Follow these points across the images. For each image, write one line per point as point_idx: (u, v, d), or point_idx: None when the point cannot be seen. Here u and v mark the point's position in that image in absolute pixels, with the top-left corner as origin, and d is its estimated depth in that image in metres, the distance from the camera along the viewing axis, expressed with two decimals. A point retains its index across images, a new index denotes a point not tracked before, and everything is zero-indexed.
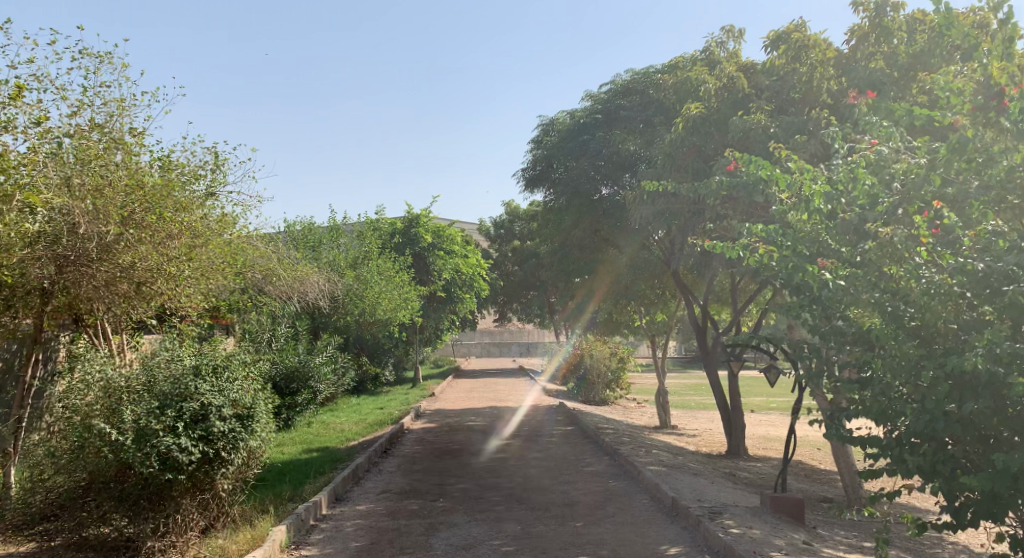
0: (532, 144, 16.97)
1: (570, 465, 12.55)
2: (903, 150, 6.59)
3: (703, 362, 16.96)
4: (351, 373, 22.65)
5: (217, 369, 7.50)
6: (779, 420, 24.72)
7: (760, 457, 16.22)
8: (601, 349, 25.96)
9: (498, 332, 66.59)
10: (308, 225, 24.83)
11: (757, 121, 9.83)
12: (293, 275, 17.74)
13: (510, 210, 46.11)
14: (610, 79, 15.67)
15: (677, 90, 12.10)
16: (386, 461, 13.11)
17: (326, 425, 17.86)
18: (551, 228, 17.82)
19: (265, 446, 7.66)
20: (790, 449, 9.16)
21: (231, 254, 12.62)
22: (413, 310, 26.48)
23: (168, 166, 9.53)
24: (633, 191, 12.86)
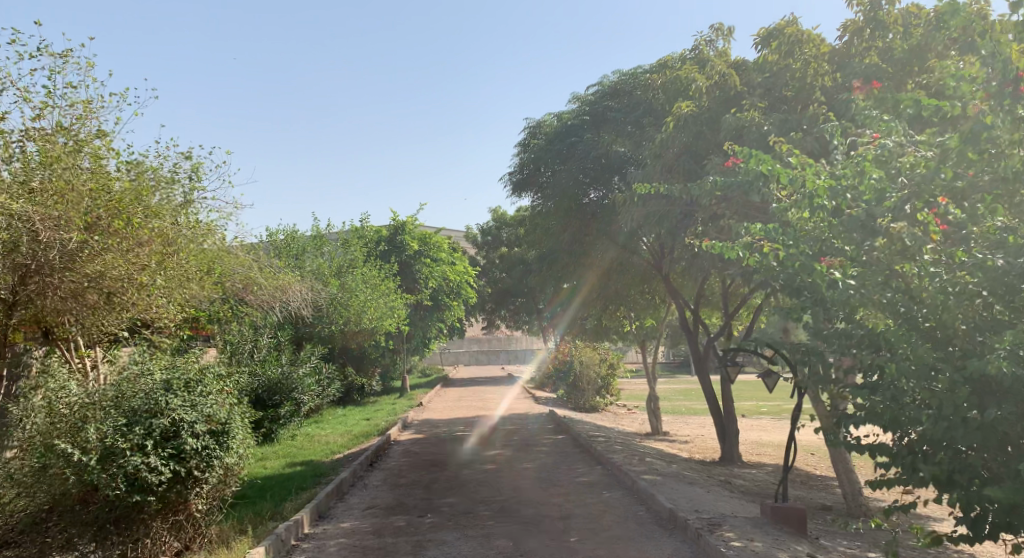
0: (519, 148, 16.65)
1: (562, 475, 12.21)
2: (906, 144, 6.31)
3: (696, 367, 16.68)
4: (337, 384, 22.24)
5: (190, 384, 7.07)
6: (771, 424, 24.47)
7: (755, 464, 15.91)
8: (589, 355, 25.63)
9: (486, 340, 66.20)
10: (291, 233, 24.43)
11: (750, 119, 9.55)
12: (275, 284, 17.55)
13: (496, 217, 45.77)
14: (597, 81, 15.38)
15: (665, 90, 11.82)
16: (371, 475, 12.73)
17: (311, 437, 17.45)
18: (538, 233, 17.51)
19: (242, 463, 7.24)
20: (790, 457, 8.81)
21: (207, 262, 12.21)
22: (399, 319, 26.11)
23: (137, 170, 9.10)
24: (622, 194, 12.57)
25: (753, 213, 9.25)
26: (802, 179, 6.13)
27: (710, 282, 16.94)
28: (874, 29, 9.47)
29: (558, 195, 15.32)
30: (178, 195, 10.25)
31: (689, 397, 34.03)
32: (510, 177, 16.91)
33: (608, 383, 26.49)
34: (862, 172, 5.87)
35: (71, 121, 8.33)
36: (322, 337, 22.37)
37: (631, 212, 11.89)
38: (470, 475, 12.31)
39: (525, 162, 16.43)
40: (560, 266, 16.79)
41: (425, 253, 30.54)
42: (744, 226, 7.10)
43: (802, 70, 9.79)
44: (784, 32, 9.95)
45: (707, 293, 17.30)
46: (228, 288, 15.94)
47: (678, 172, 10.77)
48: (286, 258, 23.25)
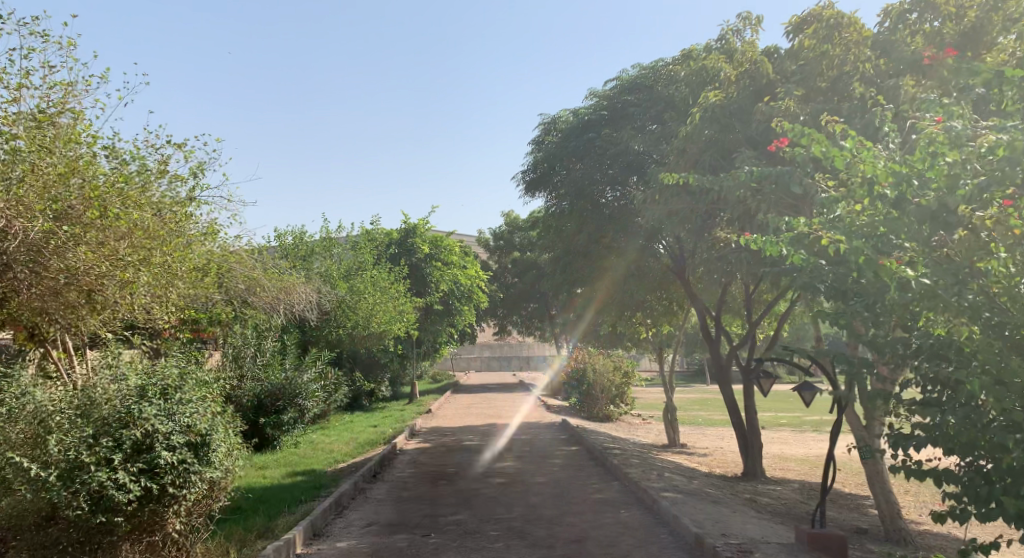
0: (533, 146, 15.96)
1: (576, 491, 11.49)
2: (975, 126, 5.66)
3: (717, 377, 15.94)
4: (344, 389, 21.56)
5: (167, 389, 6.40)
6: (792, 437, 23.65)
7: (780, 480, 15.13)
8: (603, 363, 24.85)
9: (498, 346, 65.46)
10: (300, 234, 23.83)
11: (786, 109, 8.84)
12: (277, 285, 16.83)
13: (509, 221, 45.07)
14: (616, 75, 14.62)
15: (690, 81, 11.13)
16: (375, 487, 12.07)
17: (314, 445, 16.77)
18: (552, 235, 16.80)
19: (226, 479, 6.58)
20: (829, 477, 8.06)
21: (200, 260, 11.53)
22: (409, 323, 25.42)
23: (119, 159, 8.44)
24: (643, 192, 11.87)
25: (789, 211, 8.55)
26: (863, 165, 5.58)
27: (733, 288, 16.21)
28: (928, 12, 8.78)
29: (572, 194, 14.63)
30: (165, 188, 9.60)
31: (705, 407, 33.18)
32: (522, 177, 16.21)
33: (622, 392, 25.73)
34: (934, 154, 5.29)
35: (47, 104, 7.70)
36: (329, 341, 21.74)
37: (653, 211, 11.20)
38: (477, 490, 11.63)
39: (539, 160, 15.74)
40: (576, 269, 16.11)
41: (436, 257, 29.88)
42: (789, 221, 6.42)
43: (843, 56, 9.12)
44: (822, 17, 9.22)
45: (729, 299, 16.58)
46: (228, 288, 15.26)
47: (703, 167, 10.07)
48: (294, 260, 22.65)
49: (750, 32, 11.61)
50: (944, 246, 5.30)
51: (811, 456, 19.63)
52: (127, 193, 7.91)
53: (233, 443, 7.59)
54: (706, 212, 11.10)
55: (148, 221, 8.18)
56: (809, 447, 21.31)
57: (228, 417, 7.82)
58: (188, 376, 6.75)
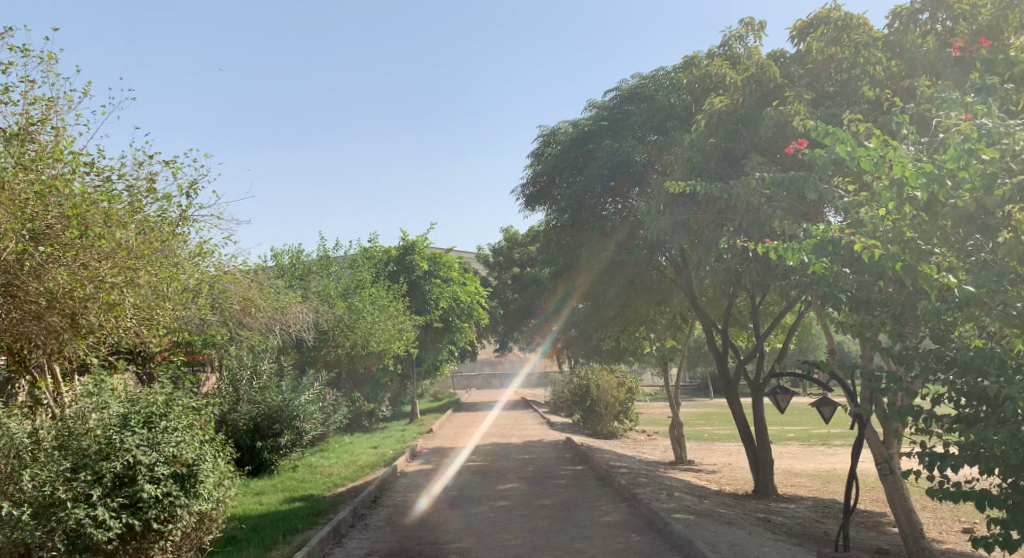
0: (531, 159, 15.66)
1: (584, 514, 11.14)
2: (1005, 124, 5.40)
3: (724, 391, 15.59)
4: (344, 410, 21.17)
5: (151, 417, 6.17)
6: (800, 452, 23.26)
7: (792, 498, 14.82)
8: (607, 379, 24.48)
9: (500, 363, 64.99)
10: (296, 253, 23.50)
11: (796, 113, 8.52)
12: (273, 304, 16.44)
13: (508, 237, 44.75)
14: (616, 85, 14.30)
15: (694, 89, 10.87)
16: (376, 512, 11.73)
17: (313, 469, 16.38)
18: (553, 250, 16.49)
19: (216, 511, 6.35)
20: (851, 498, 7.74)
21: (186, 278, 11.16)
22: (409, 341, 25.02)
23: (102, 177, 8.09)
24: (646, 203, 11.58)
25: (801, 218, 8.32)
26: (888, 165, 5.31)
27: (739, 301, 15.90)
28: (942, 11, 8.50)
29: (573, 208, 14.34)
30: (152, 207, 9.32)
31: (710, 421, 32.79)
32: (521, 190, 15.90)
33: (627, 408, 25.36)
34: (966, 151, 5.09)
35: (25, 120, 7.36)
36: (327, 361, 21.37)
37: (658, 223, 10.91)
38: (483, 514, 11.30)
39: (539, 173, 15.42)
40: (579, 284, 15.81)
41: (435, 274, 29.55)
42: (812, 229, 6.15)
43: (852, 58, 8.76)
44: (829, 18, 9.14)
45: (735, 311, 16.28)
46: (222, 308, 14.90)
47: (709, 176, 9.81)
48: (291, 279, 22.32)
49: (754, 38, 11.27)
50: (982, 251, 5.37)
51: (822, 471, 19.24)
52: (110, 212, 7.62)
53: (223, 470, 7.34)
54: (712, 223, 10.81)
55: (131, 240, 7.86)
56: (819, 462, 20.94)
57: (217, 445, 7.54)
58: (175, 403, 6.52)
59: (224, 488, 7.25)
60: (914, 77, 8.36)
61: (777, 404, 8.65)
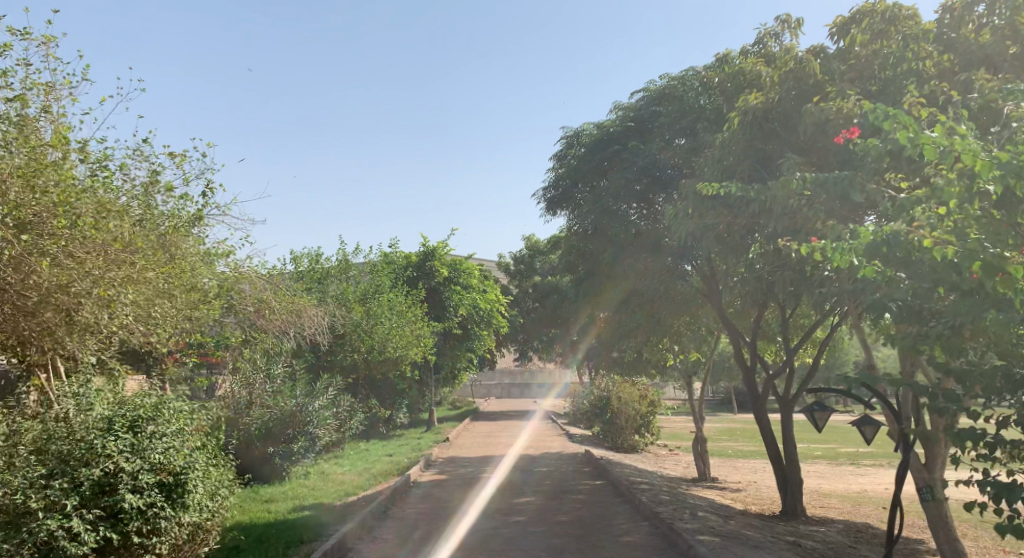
0: (554, 161, 15.20)
1: (603, 532, 10.67)
2: None
3: (751, 406, 15.02)
4: (359, 417, 20.81)
5: (137, 420, 6.20)
6: (827, 471, 22.64)
7: (821, 521, 14.31)
8: (629, 392, 23.87)
9: (520, 372, 64.57)
10: (315, 257, 23.14)
11: (839, 110, 8.08)
12: (288, 305, 16.00)
13: (530, 245, 44.20)
14: (643, 86, 13.78)
15: (726, 87, 10.40)
16: (386, 523, 11.35)
17: (326, 477, 16.00)
18: (576, 255, 16.02)
19: (206, 520, 6.39)
20: (894, 525, 7.28)
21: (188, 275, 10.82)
22: (427, 347, 24.60)
23: (98, 165, 7.74)
24: (673, 207, 11.13)
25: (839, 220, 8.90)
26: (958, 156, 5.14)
27: (769, 313, 15.38)
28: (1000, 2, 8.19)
29: (596, 213, 13.88)
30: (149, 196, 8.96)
31: (734, 437, 32.09)
32: (543, 194, 15.45)
33: (648, 421, 24.78)
34: None
35: (18, 105, 7.01)
36: (343, 366, 20.98)
37: (686, 229, 10.44)
38: (497, 529, 10.84)
39: (561, 176, 14.96)
40: (602, 291, 15.32)
41: (455, 280, 29.12)
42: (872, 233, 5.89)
43: (899, 53, 8.28)
44: (874, 10, 8.73)
45: (764, 324, 15.73)
46: (235, 308, 14.54)
47: (741, 177, 9.35)
48: (308, 283, 21.96)
49: (789, 36, 10.72)
50: None
51: (851, 494, 18.67)
52: (103, 200, 7.32)
53: (223, 475, 7.33)
54: (744, 229, 10.33)
55: (127, 234, 7.49)
56: (846, 483, 20.36)
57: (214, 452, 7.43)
58: (168, 405, 6.52)
59: (224, 493, 7.24)
60: (969, 70, 8.19)
61: (813, 422, 8.03)
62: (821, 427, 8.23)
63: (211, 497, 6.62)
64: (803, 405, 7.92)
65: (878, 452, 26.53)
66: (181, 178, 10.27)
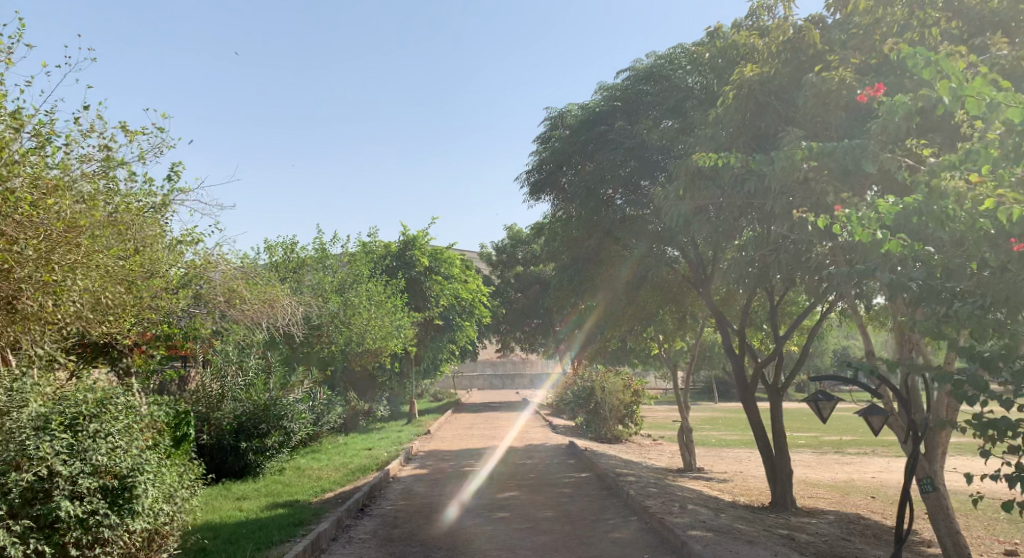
0: (537, 143, 14.69)
1: (591, 528, 10.19)
2: None
3: (741, 395, 14.59)
4: (337, 410, 20.25)
5: (76, 419, 6.21)
6: (813, 460, 22.42)
7: (812, 512, 13.98)
8: (612, 382, 23.41)
9: (501, 363, 64.09)
10: (291, 246, 22.49)
11: (842, 81, 7.94)
12: (263, 297, 14.87)
13: (512, 235, 43.59)
14: (629, 65, 13.31)
15: (718, 64, 10.03)
16: (362, 523, 10.77)
17: (301, 472, 15.44)
18: (559, 242, 15.53)
19: (158, 522, 6.48)
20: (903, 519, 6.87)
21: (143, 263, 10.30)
22: (407, 338, 24.02)
23: (41, 138, 7.35)
24: (662, 190, 10.70)
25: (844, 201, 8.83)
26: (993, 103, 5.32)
27: (758, 299, 15.02)
28: None
29: (580, 196, 13.41)
30: (95, 173, 8.48)
31: (717, 426, 31.81)
32: (526, 177, 14.93)
33: (632, 411, 24.37)
34: None
35: None
36: (320, 358, 20.40)
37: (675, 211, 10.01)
38: (481, 527, 10.33)
39: (545, 159, 14.42)
40: (586, 278, 14.84)
41: (436, 270, 28.52)
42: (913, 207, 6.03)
43: (902, 22, 8.08)
44: None
45: (752, 311, 15.36)
46: (203, 298, 13.59)
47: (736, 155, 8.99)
48: (284, 273, 21.32)
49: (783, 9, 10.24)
50: None
51: (839, 484, 18.40)
52: (40, 174, 6.86)
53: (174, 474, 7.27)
54: (737, 211, 9.90)
55: (72, 213, 7.11)
56: (833, 472, 20.11)
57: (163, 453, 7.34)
58: (111, 402, 6.54)
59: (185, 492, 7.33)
60: (982, 35, 8.10)
61: (818, 411, 7.58)
62: (825, 416, 7.79)
63: (162, 499, 6.67)
64: (807, 396, 7.48)
65: (863, 440, 26.38)
66: (138, 160, 9.78)
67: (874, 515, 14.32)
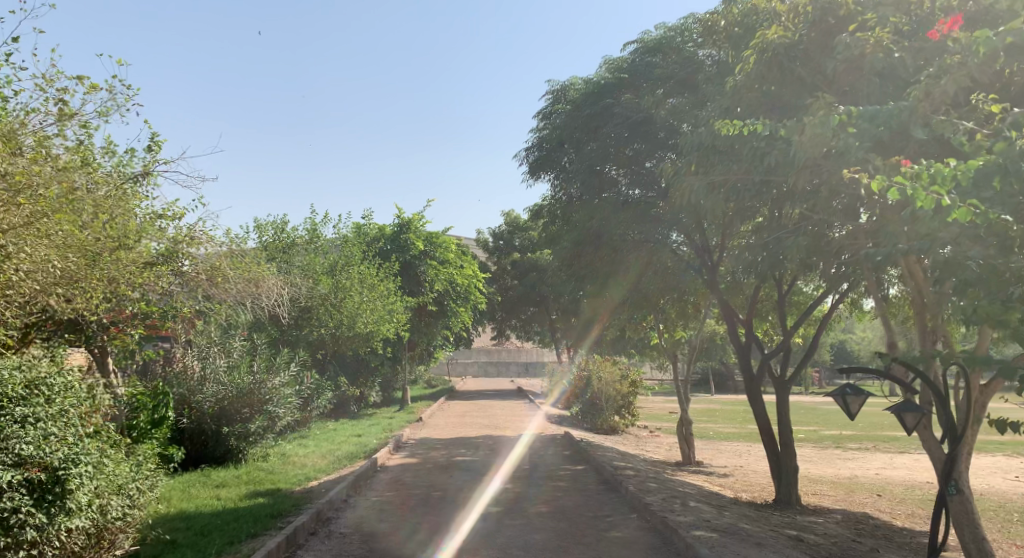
0: (539, 119, 13.97)
1: (589, 526, 9.55)
2: None
3: (746, 388, 13.96)
4: (327, 395, 19.60)
5: (1, 403, 5.95)
6: (813, 455, 21.88)
7: (817, 510, 13.37)
8: (610, 371, 22.81)
9: (496, 351, 63.50)
10: (281, 226, 21.83)
11: (878, 42, 7.66)
12: (248, 277, 14.02)
13: (509, 221, 42.86)
14: (637, 37, 12.65)
15: (735, 33, 9.52)
16: (344, 516, 10.12)
17: (286, 459, 14.81)
18: (559, 224, 14.88)
19: (99, 520, 6.27)
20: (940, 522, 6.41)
21: (109, 232, 9.79)
22: (400, 322, 23.39)
23: None
24: (674, 167, 10.07)
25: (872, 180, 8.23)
26: None
27: (766, 288, 14.42)
28: None
29: (582, 174, 12.75)
30: (46, 128, 8.07)
31: (713, 418, 31.22)
32: (526, 155, 14.20)
33: (629, 402, 23.77)
34: None
35: None
36: (309, 341, 19.75)
37: (687, 190, 9.34)
38: (470, 523, 9.69)
39: (546, 136, 13.73)
40: (588, 264, 14.19)
41: (431, 255, 27.87)
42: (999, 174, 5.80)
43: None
44: None
45: (760, 300, 14.73)
46: (189, 278, 12.82)
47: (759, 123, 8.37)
48: (273, 253, 20.64)
49: None
50: None
51: (842, 480, 17.84)
52: None
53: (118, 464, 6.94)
54: (754, 190, 9.25)
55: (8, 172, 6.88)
56: (835, 468, 19.56)
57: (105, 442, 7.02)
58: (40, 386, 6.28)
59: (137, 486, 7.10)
60: None
61: (846, 406, 7.01)
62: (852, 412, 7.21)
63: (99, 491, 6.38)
64: (835, 389, 6.90)
65: (863, 435, 25.85)
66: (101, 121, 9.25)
67: (882, 514, 13.71)
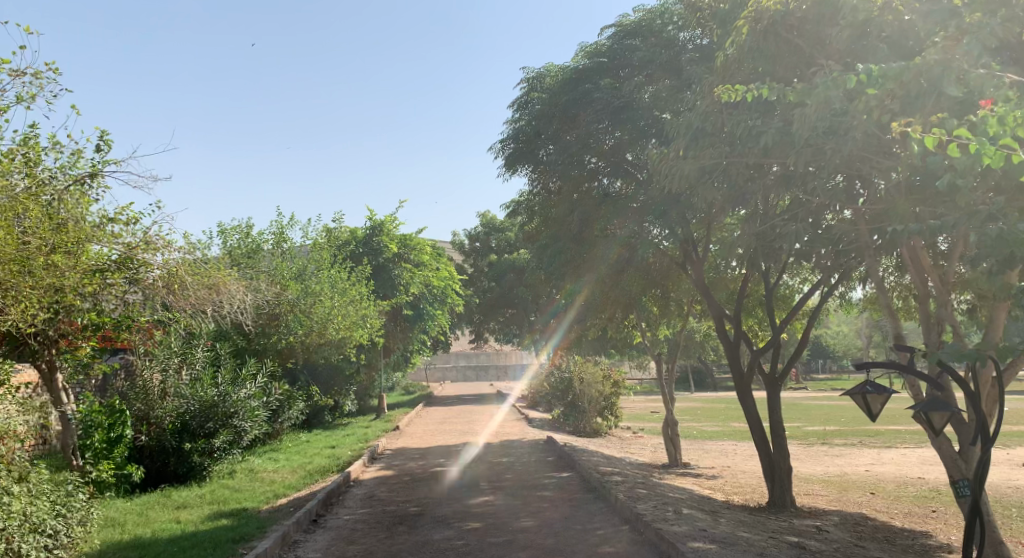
0: (514, 109, 13.25)
1: (579, 541, 8.86)
2: None
3: (736, 385, 13.36)
4: (298, 406, 18.78)
5: None
6: (801, 453, 21.33)
7: (813, 513, 12.76)
8: (591, 372, 22.18)
9: (475, 354, 62.79)
10: (246, 230, 21.01)
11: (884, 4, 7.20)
12: (207, 287, 12.58)
13: (485, 222, 42.17)
14: (615, 21, 11.96)
15: (722, 10, 9.08)
16: (313, 538, 9.33)
17: (254, 475, 13.98)
18: (538, 220, 14.23)
19: None
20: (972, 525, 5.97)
21: (49, 236, 8.91)
22: (374, 328, 22.64)
23: None
24: (658, 153, 9.44)
25: (875, 157, 7.61)
26: None
27: (753, 281, 13.83)
28: None
29: (562, 165, 12.20)
30: None
31: (695, 417, 30.70)
32: (501, 147, 13.50)
33: (611, 403, 23.13)
34: None
35: None
36: (277, 350, 18.95)
37: (674, 176, 8.71)
38: (449, 541, 8.98)
39: (521, 128, 13.02)
40: (569, 261, 13.54)
41: (405, 258, 27.16)
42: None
43: None
44: None
45: (747, 294, 14.15)
46: (149, 293, 11.84)
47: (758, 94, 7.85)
48: (238, 258, 19.83)
49: None
50: None
51: (833, 479, 17.26)
52: None
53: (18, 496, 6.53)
54: (748, 174, 8.61)
55: None
56: (824, 466, 19.02)
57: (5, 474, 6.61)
58: None
59: (49, 524, 6.70)
60: None
61: (866, 407, 6.59)
62: (875, 415, 6.79)
63: None
64: (855, 388, 6.51)
65: (849, 430, 25.38)
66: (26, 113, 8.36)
67: (879, 515, 13.11)
